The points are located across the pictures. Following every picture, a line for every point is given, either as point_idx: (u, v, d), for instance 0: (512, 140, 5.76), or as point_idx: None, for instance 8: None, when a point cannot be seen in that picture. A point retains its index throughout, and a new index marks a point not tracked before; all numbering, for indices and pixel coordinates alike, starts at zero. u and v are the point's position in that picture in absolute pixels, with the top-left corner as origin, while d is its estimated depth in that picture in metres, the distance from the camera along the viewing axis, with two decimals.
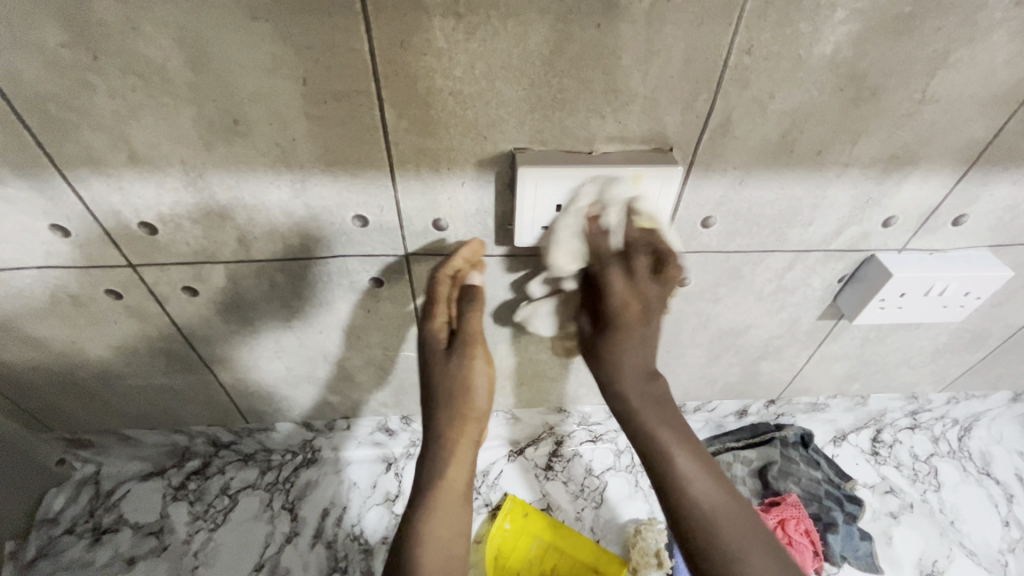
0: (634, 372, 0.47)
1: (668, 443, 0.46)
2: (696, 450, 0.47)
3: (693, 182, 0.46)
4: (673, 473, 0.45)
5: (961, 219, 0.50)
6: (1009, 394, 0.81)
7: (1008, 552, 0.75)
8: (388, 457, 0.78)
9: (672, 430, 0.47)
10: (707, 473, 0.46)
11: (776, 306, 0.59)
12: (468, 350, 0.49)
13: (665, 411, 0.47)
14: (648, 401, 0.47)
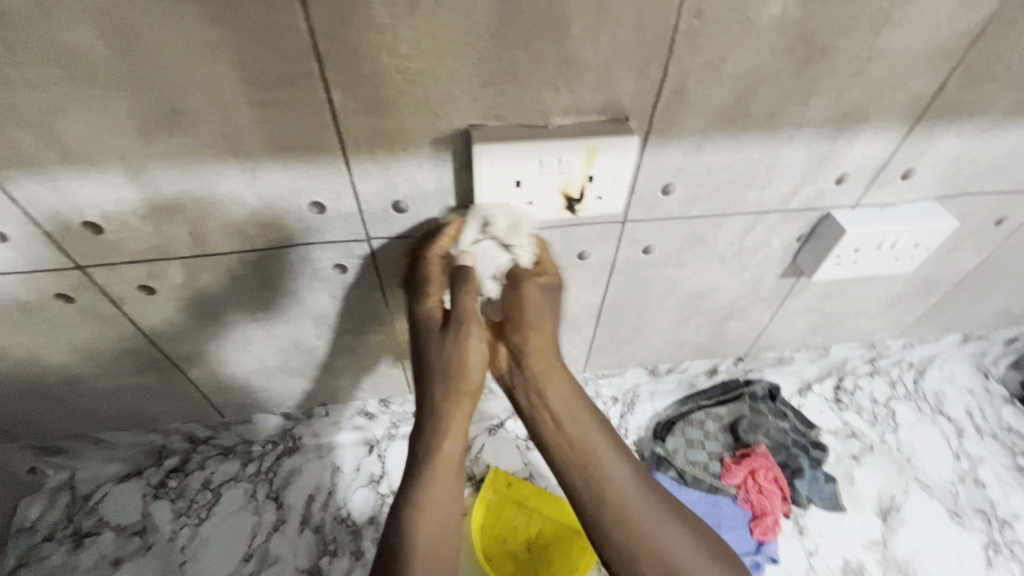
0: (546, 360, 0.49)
1: (581, 417, 0.49)
2: (608, 440, 0.49)
3: (651, 150, 0.46)
4: (580, 441, 0.49)
5: (910, 172, 0.52)
6: (959, 336, 0.85)
7: (959, 482, 0.80)
8: (371, 439, 0.79)
9: (573, 408, 0.49)
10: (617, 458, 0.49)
11: (739, 267, 0.60)
12: (465, 331, 0.46)
13: (574, 392, 0.50)
14: (564, 380, 0.50)
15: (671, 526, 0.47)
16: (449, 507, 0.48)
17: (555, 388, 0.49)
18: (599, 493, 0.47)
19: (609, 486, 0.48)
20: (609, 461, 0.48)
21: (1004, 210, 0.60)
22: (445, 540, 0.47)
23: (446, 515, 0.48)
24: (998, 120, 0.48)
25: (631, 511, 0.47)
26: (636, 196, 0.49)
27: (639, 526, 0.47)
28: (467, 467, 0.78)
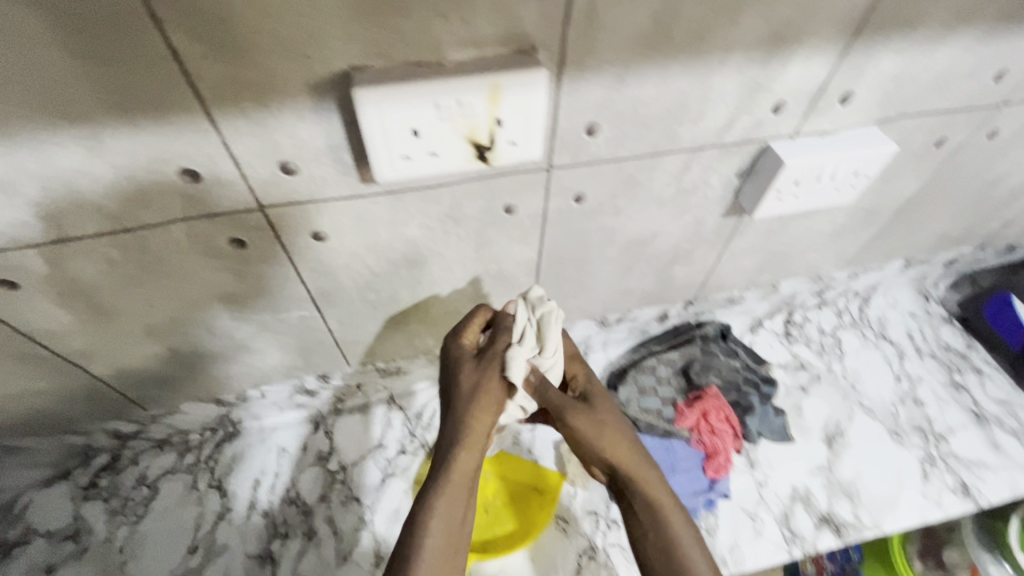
0: (586, 407, 0.53)
1: (636, 458, 0.51)
2: (656, 480, 0.51)
3: (569, 86, 0.41)
4: (634, 477, 0.51)
5: (849, 96, 0.49)
6: (901, 262, 0.87)
7: (899, 403, 0.83)
8: (316, 417, 0.76)
9: (630, 451, 0.52)
10: (664, 498, 0.50)
11: (679, 210, 0.57)
12: (491, 364, 0.50)
13: (625, 441, 0.52)
14: (619, 433, 0.52)
15: (710, 573, 0.47)
16: (457, 530, 0.45)
17: (613, 440, 0.51)
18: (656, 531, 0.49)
19: (667, 525, 0.49)
20: (665, 503, 0.50)
21: (943, 131, 0.58)
22: (448, 563, 0.44)
23: (454, 540, 0.44)
24: (938, 32, 0.45)
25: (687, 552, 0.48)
26: (558, 140, 0.45)
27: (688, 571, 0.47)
28: (420, 435, 0.76)
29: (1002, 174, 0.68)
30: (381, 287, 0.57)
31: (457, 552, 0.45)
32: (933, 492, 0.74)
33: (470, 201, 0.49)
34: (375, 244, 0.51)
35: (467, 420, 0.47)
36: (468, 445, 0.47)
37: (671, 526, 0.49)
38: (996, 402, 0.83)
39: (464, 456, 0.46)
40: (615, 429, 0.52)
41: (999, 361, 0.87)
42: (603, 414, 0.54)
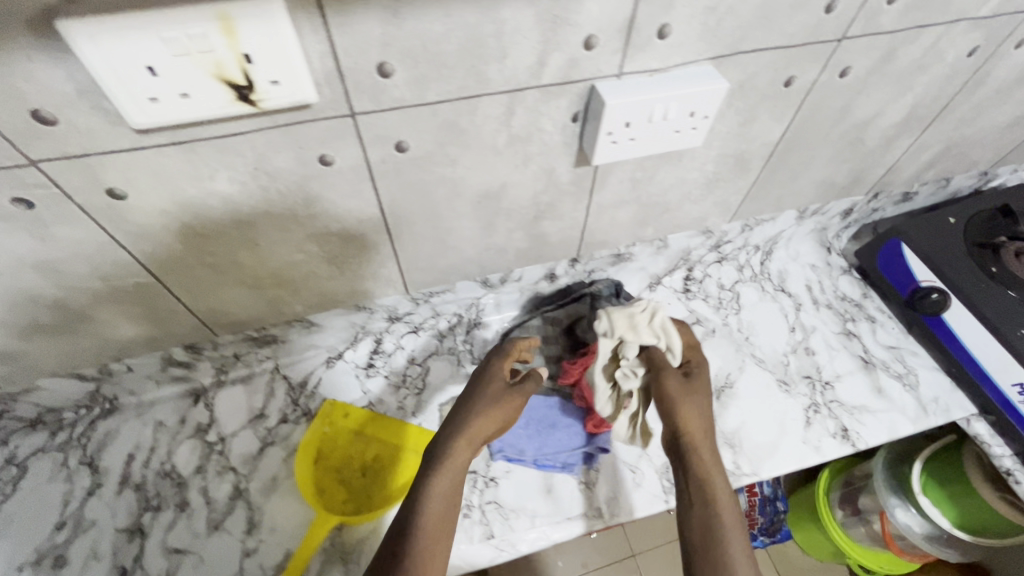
0: (689, 390, 0.60)
1: (699, 437, 0.56)
2: (718, 461, 0.55)
3: (336, 20, 0.38)
4: (699, 463, 0.55)
5: (666, 29, 0.47)
6: (795, 214, 0.86)
7: (791, 353, 0.83)
8: (197, 389, 0.75)
9: (706, 431, 0.57)
10: (721, 473, 0.54)
11: (519, 158, 0.56)
12: (519, 393, 0.62)
13: (706, 422, 0.58)
14: (699, 410, 0.58)
15: (744, 549, 0.49)
16: (450, 508, 0.52)
17: (691, 418, 0.57)
18: (701, 511, 0.51)
19: (718, 506, 0.51)
20: (721, 484, 0.53)
21: (789, 69, 0.56)
22: (442, 534, 0.50)
23: (446, 514, 0.51)
24: None
25: (728, 527, 0.50)
26: (348, 81, 0.43)
27: (726, 548, 0.49)
28: (302, 403, 0.75)
29: (870, 116, 0.67)
30: (215, 250, 0.55)
31: (450, 525, 0.51)
32: (813, 437, 0.75)
33: (276, 152, 0.47)
34: (187, 202, 0.49)
35: (477, 418, 0.58)
36: (478, 442, 0.57)
37: (720, 504, 0.51)
38: (885, 348, 0.84)
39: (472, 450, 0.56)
40: (695, 403, 0.59)
41: (891, 309, 0.88)
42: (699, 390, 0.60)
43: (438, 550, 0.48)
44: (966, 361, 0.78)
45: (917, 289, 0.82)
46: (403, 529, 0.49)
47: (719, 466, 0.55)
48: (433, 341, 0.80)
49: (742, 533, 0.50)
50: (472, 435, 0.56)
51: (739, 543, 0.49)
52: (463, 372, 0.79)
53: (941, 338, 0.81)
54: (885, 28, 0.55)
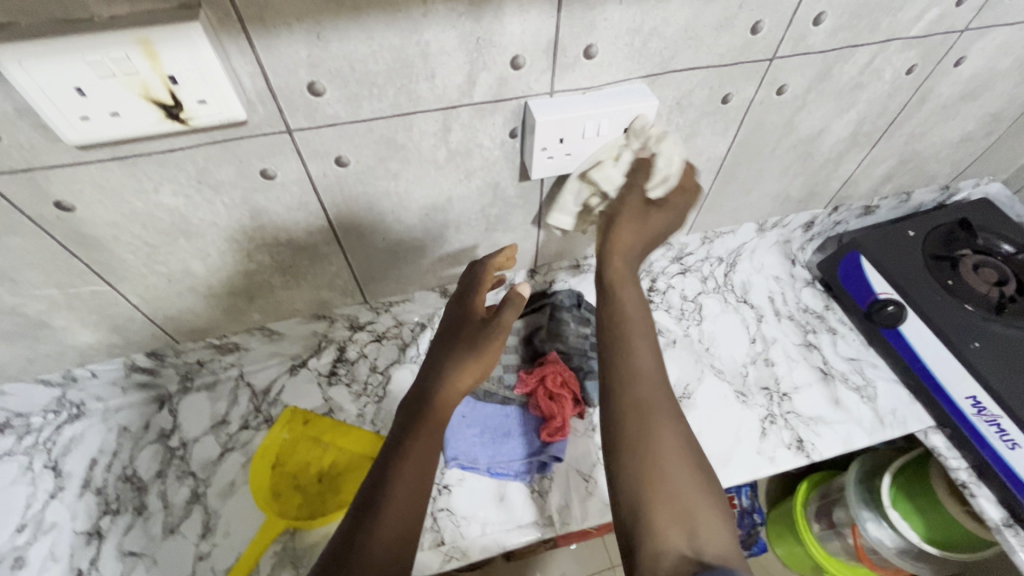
0: (626, 269, 0.54)
1: (634, 330, 0.52)
2: (655, 353, 0.52)
3: (262, 43, 0.40)
4: (630, 358, 0.50)
5: (592, 49, 0.49)
6: (755, 225, 0.86)
7: (750, 364, 0.84)
8: (162, 395, 0.77)
9: (642, 325, 0.52)
10: (657, 366, 0.51)
11: (462, 172, 0.58)
12: (497, 329, 0.56)
13: (643, 314, 0.53)
14: (636, 299, 0.53)
15: (675, 441, 0.47)
16: (422, 483, 0.50)
17: (627, 312, 0.53)
18: (631, 405, 0.48)
19: (647, 399, 0.48)
20: (653, 379, 0.50)
21: (724, 87, 0.58)
22: (415, 492, 0.49)
23: (418, 490, 0.49)
24: None
25: (658, 419, 0.48)
26: (281, 99, 0.45)
27: (656, 442, 0.47)
28: (264, 410, 0.77)
29: (815, 130, 0.69)
30: (167, 259, 0.57)
31: (425, 482, 0.50)
32: (767, 448, 0.76)
33: (217, 166, 0.49)
34: (135, 214, 0.51)
35: (450, 372, 0.54)
36: (454, 390, 0.55)
37: (650, 397, 0.49)
38: (845, 360, 0.85)
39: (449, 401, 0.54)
40: (632, 290, 0.53)
41: (853, 321, 0.88)
42: (644, 227, 0.56)
43: (410, 514, 0.48)
44: (923, 373, 0.78)
45: (875, 302, 0.83)
46: (367, 502, 0.48)
47: (654, 356, 0.51)
48: (395, 350, 0.81)
49: (675, 423, 0.48)
50: (444, 391, 0.54)
51: (671, 438, 0.47)
52: None
53: (899, 350, 0.81)
54: (814, 48, 0.56)
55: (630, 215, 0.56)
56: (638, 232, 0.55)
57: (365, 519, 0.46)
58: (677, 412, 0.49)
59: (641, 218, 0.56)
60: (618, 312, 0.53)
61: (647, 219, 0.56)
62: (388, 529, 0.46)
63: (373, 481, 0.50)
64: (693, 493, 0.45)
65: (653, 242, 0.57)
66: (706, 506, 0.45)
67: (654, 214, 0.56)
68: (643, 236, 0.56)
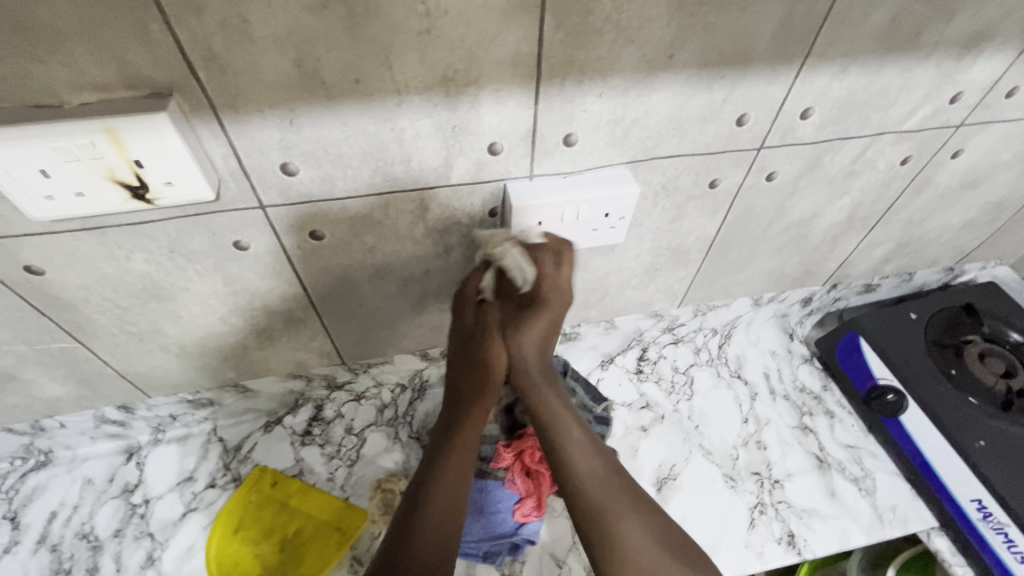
0: (543, 367, 0.54)
1: (570, 421, 0.55)
2: (588, 431, 0.56)
3: (235, 127, 0.41)
4: (568, 446, 0.54)
5: (571, 137, 0.49)
6: (749, 300, 0.84)
7: (741, 446, 0.80)
8: (131, 446, 0.75)
9: (571, 415, 0.55)
10: (593, 447, 0.55)
11: (441, 247, 0.57)
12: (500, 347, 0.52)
13: (567, 404, 0.55)
14: (559, 396, 0.55)
15: (628, 509, 0.52)
16: (451, 513, 0.53)
17: (556, 409, 0.55)
18: (580, 490, 0.53)
19: (592, 481, 0.53)
20: (590, 461, 0.54)
21: (711, 173, 0.57)
22: (447, 515, 0.53)
23: (446, 525, 0.53)
24: (637, 77, 0.45)
25: (609, 497, 0.52)
26: (254, 178, 0.45)
27: (613, 517, 0.52)
28: (233, 468, 0.74)
29: (809, 214, 0.67)
30: (138, 320, 0.56)
31: (457, 504, 0.54)
32: (756, 541, 0.71)
33: (190, 237, 0.49)
34: (106, 278, 0.50)
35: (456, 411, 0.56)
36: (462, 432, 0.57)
37: (594, 478, 0.53)
38: (842, 447, 0.81)
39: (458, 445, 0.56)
40: (556, 390, 0.55)
41: (852, 404, 0.85)
42: (558, 305, 0.51)
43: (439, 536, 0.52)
44: (925, 469, 0.75)
45: (874, 387, 0.80)
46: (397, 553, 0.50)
47: (587, 432, 0.55)
48: (373, 411, 0.79)
49: (622, 494, 0.53)
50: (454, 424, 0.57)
51: (622, 507, 0.52)
52: (399, 445, 0.77)
53: (900, 441, 0.78)
54: (803, 139, 0.56)
55: (518, 314, 0.51)
56: (545, 327, 0.52)
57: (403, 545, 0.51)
58: (621, 482, 0.54)
59: (560, 300, 0.51)
60: (547, 409, 0.54)
61: (558, 304, 0.51)
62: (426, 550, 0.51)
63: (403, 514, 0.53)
64: (651, 553, 0.51)
65: (560, 323, 0.53)
66: (666, 562, 0.51)
67: (557, 296, 0.51)
68: (548, 327, 0.52)
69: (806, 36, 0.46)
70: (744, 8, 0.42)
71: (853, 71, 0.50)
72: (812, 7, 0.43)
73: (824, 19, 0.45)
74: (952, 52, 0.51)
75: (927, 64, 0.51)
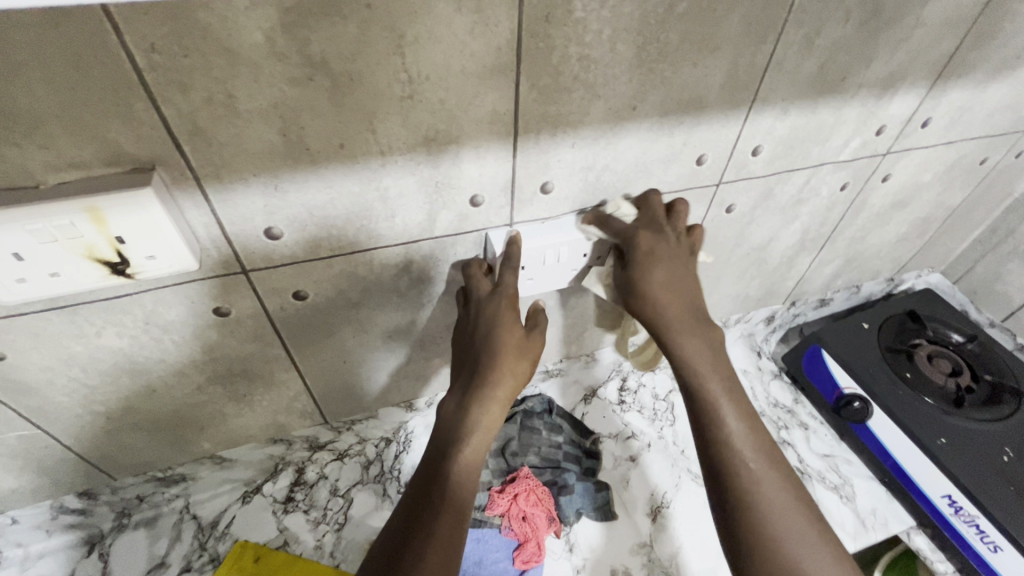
0: (688, 325, 0.46)
1: (718, 395, 0.44)
2: (746, 408, 0.45)
3: (218, 197, 0.41)
4: (721, 429, 0.43)
5: (548, 185, 0.51)
6: (718, 322, 0.88)
7: None
8: (93, 536, 0.68)
9: (722, 383, 0.45)
10: (753, 432, 0.44)
11: (425, 297, 0.58)
12: (533, 342, 0.51)
13: (719, 365, 0.46)
14: (705, 351, 0.45)
15: (797, 515, 0.41)
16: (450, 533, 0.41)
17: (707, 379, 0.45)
18: (735, 479, 0.42)
19: (754, 471, 0.42)
20: (747, 449, 0.43)
21: None
22: (470, 488, 0.44)
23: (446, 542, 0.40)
24: (605, 127, 0.48)
25: (766, 492, 0.41)
26: (237, 244, 0.44)
27: (769, 518, 0.40)
28: (210, 547, 0.69)
29: (765, 240, 0.72)
30: (107, 399, 0.53)
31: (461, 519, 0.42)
32: None
33: (168, 308, 0.47)
34: (73, 358, 0.48)
35: (506, 374, 0.47)
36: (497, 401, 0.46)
37: (757, 469, 0.42)
38: (820, 457, 0.84)
39: (491, 411, 0.46)
40: (696, 343, 0.46)
41: (822, 415, 0.89)
42: (672, 247, 0.50)
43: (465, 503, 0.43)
44: (897, 471, 0.78)
45: (841, 396, 0.84)
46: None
47: (745, 413, 0.45)
48: (358, 469, 0.77)
49: (793, 491, 0.42)
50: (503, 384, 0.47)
51: (786, 508, 0.41)
52: (389, 502, 0.75)
53: (870, 446, 0.82)
54: (756, 173, 0.61)
55: (641, 259, 0.48)
56: (660, 265, 0.48)
57: (427, 503, 0.42)
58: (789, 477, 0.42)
59: (658, 239, 0.50)
60: (690, 372, 0.45)
61: (656, 246, 0.49)
62: (451, 517, 0.42)
63: (431, 468, 0.44)
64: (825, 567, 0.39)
65: (689, 263, 0.50)
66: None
67: (651, 241, 0.49)
68: (671, 265, 0.48)
69: (750, 83, 0.50)
70: (696, 63, 0.46)
71: (793, 112, 0.55)
72: (754, 59, 0.48)
73: (764, 69, 0.50)
74: (874, 92, 0.57)
75: (854, 103, 0.57)
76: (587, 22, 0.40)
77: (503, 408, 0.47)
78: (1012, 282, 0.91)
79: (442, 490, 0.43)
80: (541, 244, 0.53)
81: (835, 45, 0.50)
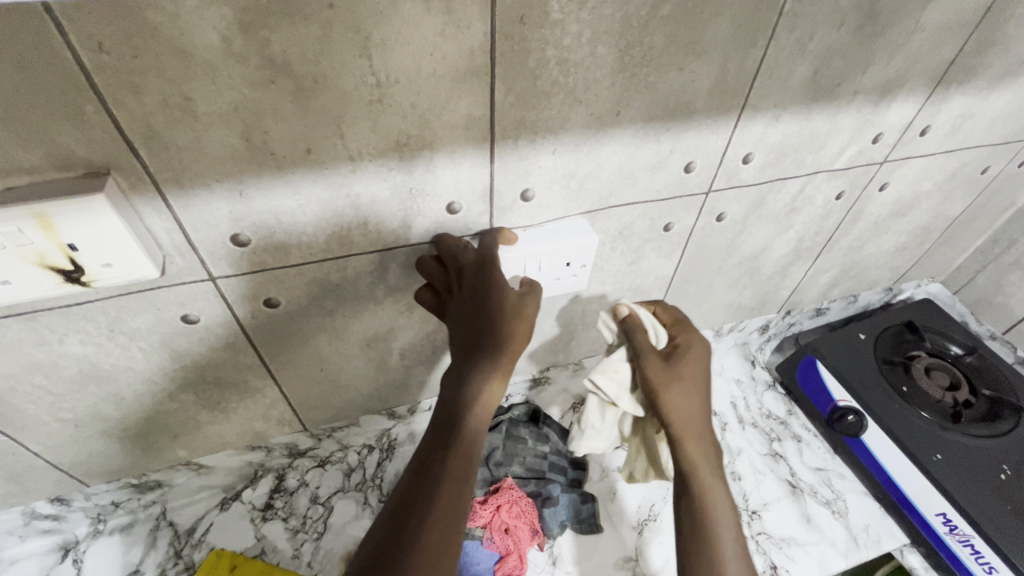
0: (702, 433, 0.48)
1: (717, 505, 0.46)
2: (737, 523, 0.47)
3: (180, 203, 0.39)
4: (714, 539, 0.45)
5: (529, 193, 0.49)
6: (711, 330, 0.85)
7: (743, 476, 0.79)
8: (67, 542, 0.67)
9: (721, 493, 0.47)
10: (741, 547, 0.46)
11: (404, 305, 0.57)
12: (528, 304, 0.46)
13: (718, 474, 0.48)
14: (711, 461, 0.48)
15: None
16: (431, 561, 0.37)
17: (713, 499, 0.47)
18: None
19: None
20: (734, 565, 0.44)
21: (665, 217, 0.59)
22: (466, 481, 0.41)
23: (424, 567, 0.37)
24: (587, 134, 0.47)
25: None
26: (203, 252, 0.43)
27: None
28: (185, 555, 0.68)
29: (758, 248, 0.70)
30: (74, 406, 0.52)
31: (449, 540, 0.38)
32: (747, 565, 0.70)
33: (132, 315, 0.46)
34: (36, 365, 0.46)
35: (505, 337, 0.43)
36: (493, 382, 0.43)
37: None
38: (812, 470, 0.82)
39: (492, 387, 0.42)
40: (702, 449, 0.48)
41: (816, 427, 0.87)
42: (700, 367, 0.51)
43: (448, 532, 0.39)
44: (891, 486, 0.76)
45: (835, 409, 0.82)
46: None
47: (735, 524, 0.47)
48: (340, 476, 0.75)
49: None
50: (501, 357, 0.43)
51: None
52: (370, 511, 0.74)
53: (864, 459, 0.80)
54: (747, 181, 0.59)
55: (677, 375, 0.50)
56: (692, 386, 0.50)
57: (413, 518, 0.38)
58: None
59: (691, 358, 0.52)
60: (693, 477, 0.47)
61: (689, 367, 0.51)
62: (443, 523, 0.39)
63: (422, 466, 0.41)
64: None
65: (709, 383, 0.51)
66: None
67: (688, 363, 0.51)
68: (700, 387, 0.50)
69: (740, 89, 0.48)
70: (682, 68, 0.44)
71: (786, 118, 0.53)
72: (743, 64, 0.46)
73: (755, 73, 0.48)
74: (870, 98, 0.55)
75: (850, 110, 0.56)
76: (566, 24, 0.38)
77: (506, 379, 0.43)
78: (1013, 294, 0.89)
79: (434, 489, 0.40)
80: (521, 251, 0.51)
81: (829, 50, 0.48)
